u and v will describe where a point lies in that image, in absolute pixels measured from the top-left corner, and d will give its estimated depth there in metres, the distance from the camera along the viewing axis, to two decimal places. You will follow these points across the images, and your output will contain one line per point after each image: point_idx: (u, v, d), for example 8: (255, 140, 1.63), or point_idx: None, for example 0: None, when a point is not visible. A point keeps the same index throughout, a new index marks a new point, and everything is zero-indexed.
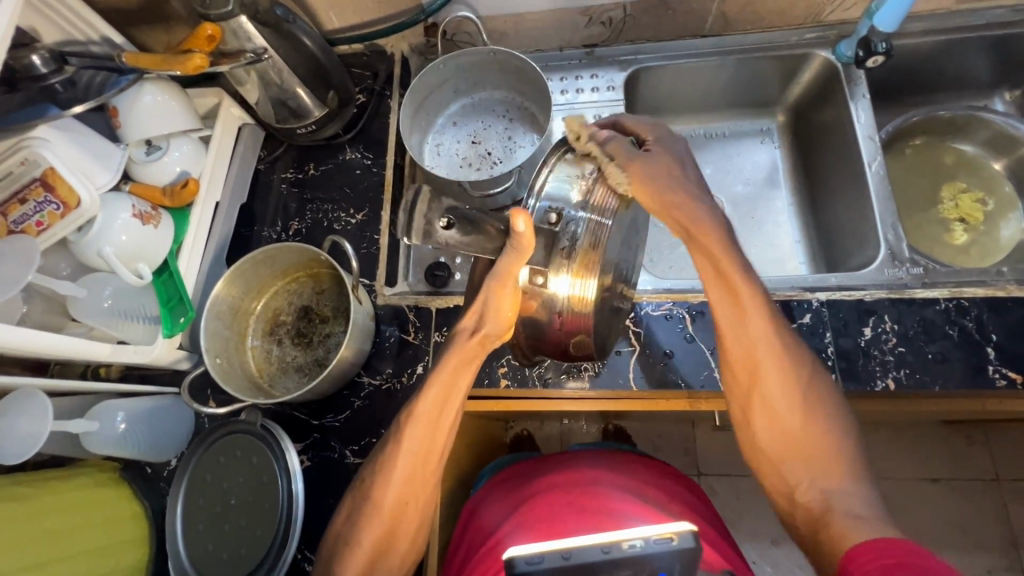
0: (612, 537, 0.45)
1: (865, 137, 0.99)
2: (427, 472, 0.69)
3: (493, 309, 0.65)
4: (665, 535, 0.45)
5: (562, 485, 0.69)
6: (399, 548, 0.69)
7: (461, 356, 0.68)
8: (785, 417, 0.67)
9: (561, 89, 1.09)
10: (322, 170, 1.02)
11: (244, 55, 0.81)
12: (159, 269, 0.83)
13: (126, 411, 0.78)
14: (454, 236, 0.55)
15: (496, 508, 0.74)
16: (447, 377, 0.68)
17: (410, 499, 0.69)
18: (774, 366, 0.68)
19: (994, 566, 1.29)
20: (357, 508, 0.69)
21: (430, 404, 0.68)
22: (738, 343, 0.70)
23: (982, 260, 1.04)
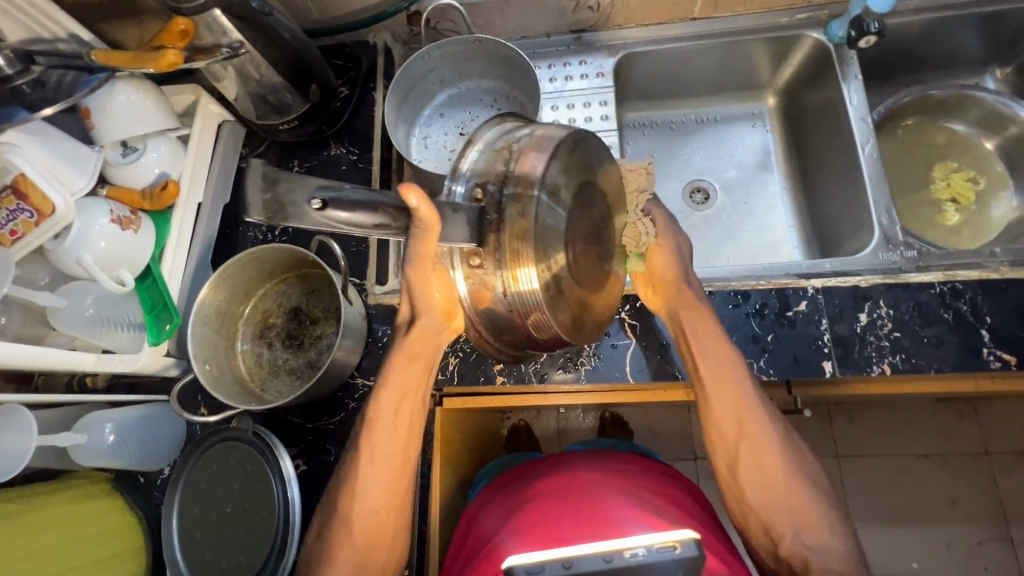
0: (614, 547, 0.47)
1: (857, 119, 0.98)
2: (394, 474, 0.69)
3: (425, 295, 0.65)
4: (669, 544, 0.47)
5: (559, 490, 0.69)
6: (377, 555, 0.69)
7: (406, 355, 0.69)
8: (772, 472, 0.68)
9: (550, 77, 1.07)
10: (307, 167, 1.00)
11: (220, 50, 0.77)
12: (141, 275, 0.81)
13: (114, 422, 0.77)
14: (333, 216, 0.46)
15: (491, 514, 0.73)
16: (397, 379, 0.69)
17: (380, 503, 0.69)
18: (760, 418, 0.69)
19: (984, 537, 1.32)
20: (333, 518, 0.69)
21: (386, 405, 0.69)
22: (725, 397, 0.70)
23: (974, 241, 1.05)
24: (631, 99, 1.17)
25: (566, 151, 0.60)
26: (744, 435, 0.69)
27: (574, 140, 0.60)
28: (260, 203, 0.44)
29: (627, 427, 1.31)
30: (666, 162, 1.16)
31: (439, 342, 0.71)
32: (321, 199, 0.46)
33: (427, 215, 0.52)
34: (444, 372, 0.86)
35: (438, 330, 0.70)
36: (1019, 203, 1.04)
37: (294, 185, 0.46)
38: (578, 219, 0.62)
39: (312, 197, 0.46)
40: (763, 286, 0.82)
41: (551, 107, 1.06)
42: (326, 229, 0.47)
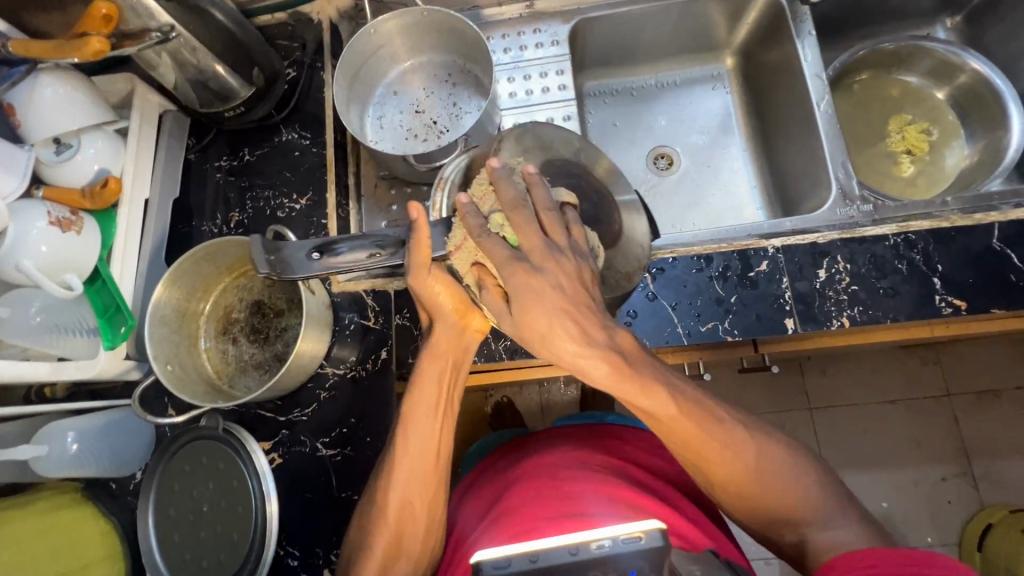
0: (580, 538, 0.44)
1: (813, 75, 0.98)
2: (428, 469, 0.68)
3: (442, 296, 0.66)
4: (634, 534, 0.44)
5: (534, 476, 0.67)
6: (411, 546, 0.67)
7: (433, 354, 0.68)
8: (761, 490, 0.63)
9: (504, 48, 1.04)
10: (258, 154, 0.96)
11: (149, 35, 0.73)
12: (90, 278, 0.77)
13: (77, 430, 0.74)
14: (329, 259, 0.60)
15: (475, 507, 0.72)
16: (426, 376, 0.68)
17: (415, 497, 0.67)
18: (717, 439, 0.62)
19: (946, 473, 1.39)
20: (368, 514, 0.68)
21: (422, 406, 0.68)
22: (681, 446, 0.62)
23: (929, 191, 1.07)
24: (590, 67, 1.16)
25: (512, 142, 0.68)
26: (705, 461, 0.62)
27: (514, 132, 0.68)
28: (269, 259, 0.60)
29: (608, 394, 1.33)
30: (630, 129, 1.16)
31: (466, 342, 0.69)
32: (316, 249, 0.60)
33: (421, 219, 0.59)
34: (415, 356, 0.84)
35: (458, 329, 0.68)
36: (971, 150, 1.06)
37: (295, 245, 0.61)
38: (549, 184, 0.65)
39: (309, 250, 0.60)
40: (724, 248, 0.83)
41: (507, 79, 1.03)
42: (328, 272, 0.60)
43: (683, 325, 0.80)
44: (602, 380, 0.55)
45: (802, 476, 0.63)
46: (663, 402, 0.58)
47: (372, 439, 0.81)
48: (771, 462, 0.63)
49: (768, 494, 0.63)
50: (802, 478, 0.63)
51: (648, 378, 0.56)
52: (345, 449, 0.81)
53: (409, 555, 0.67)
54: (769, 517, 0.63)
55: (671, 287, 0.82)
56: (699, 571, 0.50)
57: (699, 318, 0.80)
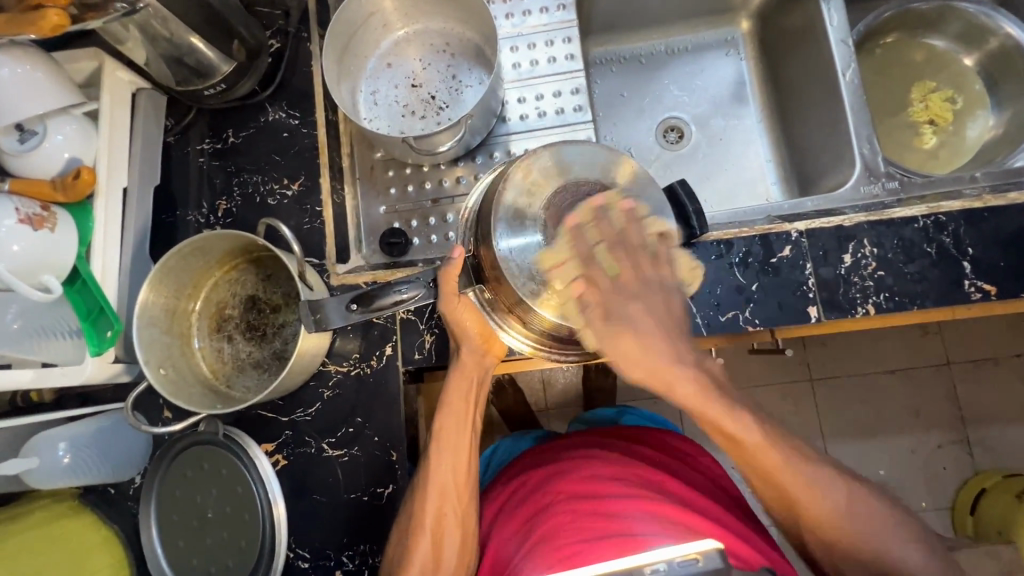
0: (632, 563, 0.42)
1: (838, 41, 0.90)
2: (460, 483, 0.68)
3: (466, 315, 0.68)
4: (690, 556, 0.41)
5: (566, 493, 0.65)
6: (448, 559, 0.66)
7: (463, 371, 0.71)
8: (849, 528, 0.62)
9: (506, 13, 0.94)
10: (243, 136, 0.89)
11: (113, 6, 0.65)
12: (70, 278, 0.72)
13: (68, 441, 0.71)
14: (364, 309, 0.64)
15: (505, 523, 0.70)
16: (454, 391, 0.71)
17: (449, 508, 0.67)
18: (789, 471, 0.63)
19: (944, 441, 1.41)
20: (402, 531, 0.67)
21: (452, 420, 0.70)
22: (754, 474, 0.64)
23: (949, 163, 1.03)
24: (596, 32, 1.08)
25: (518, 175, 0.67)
26: (773, 478, 0.63)
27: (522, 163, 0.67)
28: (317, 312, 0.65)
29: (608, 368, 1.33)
30: (639, 100, 1.10)
31: (487, 364, 0.72)
32: (354, 303, 0.64)
33: (460, 258, 0.66)
34: (422, 351, 0.80)
35: (482, 354, 0.71)
36: (995, 121, 1.01)
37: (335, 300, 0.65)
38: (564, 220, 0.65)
39: (349, 304, 0.64)
40: (746, 232, 0.78)
41: (510, 48, 0.94)
42: (366, 316, 0.64)
43: (702, 315, 0.76)
44: (687, 399, 0.59)
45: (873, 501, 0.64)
46: (746, 428, 0.61)
47: (380, 438, 0.78)
48: (847, 499, 0.63)
49: (847, 520, 0.63)
50: (875, 512, 0.63)
51: (727, 402, 0.60)
52: (352, 449, 0.78)
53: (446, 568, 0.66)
54: (843, 555, 0.63)
55: None
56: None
57: (719, 307, 0.77)
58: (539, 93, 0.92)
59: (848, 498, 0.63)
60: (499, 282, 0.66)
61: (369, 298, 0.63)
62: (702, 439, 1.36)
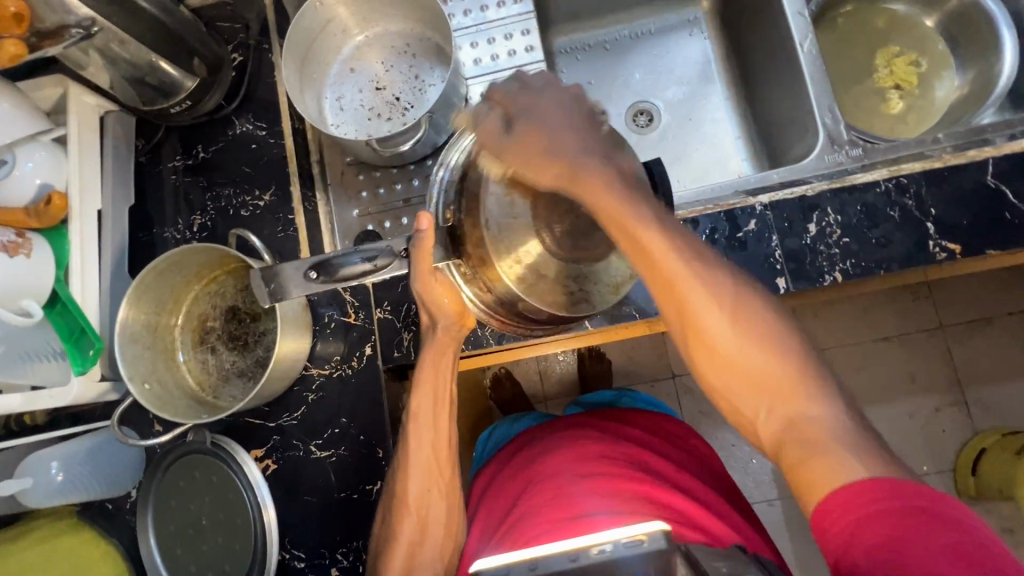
0: (580, 543, 0.43)
1: (794, 13, 0.90)
2: (442, 461, 0.69)
3: (430, 300, 0.66)
4: (636, 537, 0.43)
5: (552, 470, 0.67)
6: (434, 533, 0.68)
7: (437, 349, 0.69)
8: (758, 361, 0.52)
9: (464, 10, 0.95)
10: (213, 151, 0.90)
11: (69, 32, 0.67)
12: (50, 302, 0.73)
13: (60, 460, 0.73)
14: (325, 277, 0.60)
15: (494, 502, 0.71)
16: (429, 373, 0.69)
17: (431, 486, 0.68)
18: (698, 279, 0.53)
19: (940, 403, 1.41)
20: (388, 511, 0.69)
21: (428, 400, 0.69)
22: (643, 258, 0.54)
23: (918, 126, 1.03)
24: (558, 22, 1.09)
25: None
26: (690, 307, 0.53)
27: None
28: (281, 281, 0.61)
29: (603, 356, 1.38)
30: (606, 87, 1.11)
31: (460, 337, 0.70)
32: (315, 270, 0.61)
33: (431, 230, 0.61)
34: (401, 349, 0.81)
35: (456, 329, 0.69)
36: (961, 81, 1.02)
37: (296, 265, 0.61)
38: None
39: (309, 270, 0.61)
40: (711, 210, 0.79)
41: (470, 45, 0.95)
42: (329, 285, 0.60)
43: None
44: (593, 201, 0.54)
45: (780, 332, 0.53)
46: (647, 231, 0.53)
47: (366, 437, 0.80)
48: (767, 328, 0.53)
49: (761, 372, 0.52)
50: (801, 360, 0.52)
51: (639, 216, 0.53)
52: (339, 449, 0.80)
53: (434, 541, 0.68)
54: (759, 398, 0.52)
55: None
56: (724, 565, 0.50)
57: None
58: None
59: (768, 335, 0.53)
60: (483, 262, 0.62)
61: (335, 268, 0.60)
62: (700, 418, 1.38)
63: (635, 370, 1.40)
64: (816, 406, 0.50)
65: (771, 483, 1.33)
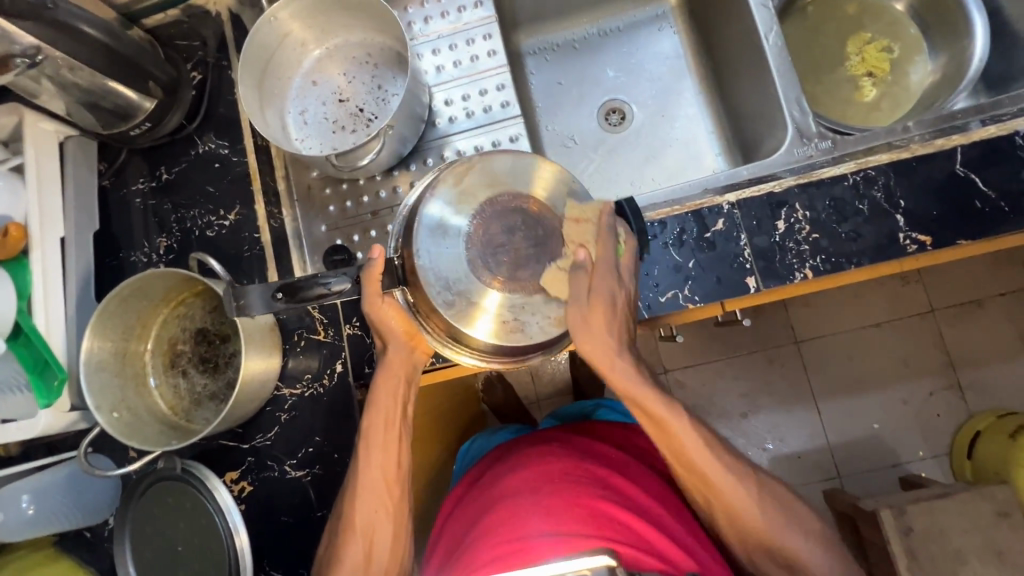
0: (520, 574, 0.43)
1: (759, 5, 0.89)
2: (392, 483, 0.69)
3: (382, 325, 0.67)
4: None
5: (515, 489, 0.68)
6: (380, 553, 0.68)
7: (390, 374, 0.69)
8: (778, 539, 0.67)
9: (425, 16, 0.94)
10: (176, 172, 0.89)
11: (14, 62, 0.66)
12: (13, 334, 0.73)
13: (31, 492, 0.75)
14: (292, 298, 0.61)
15: (456, 520, 0.72)
16: (381, 397, 0.68)
17: (378, 508, 0.68)
18: (724, 472, 0.67)
19: (934, 388, 1.40)
20: (335, 531, 0.68)
21: (381, 422, 0.68)
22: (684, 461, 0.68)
23: (893, 112, 1.02)
24: (525, 23, 1.07)
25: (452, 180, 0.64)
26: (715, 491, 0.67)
27: (458, 168, 0.64)
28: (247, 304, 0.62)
29: None
30: (577, 87, 1.09)
31: (414, 361, 0.69)
32: (281, 292, 0.61)
33: (381, 257, 0.62)
34: (371, 365, 0.80)
35: (408, 352, 0.69)
36: (935, 65, 1.00)
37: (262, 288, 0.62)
38: (498, 233, 0.63)
39: (276, 292, 0.61)
40: (678, 211, 0.78)
41: (432, 52, 0.93)
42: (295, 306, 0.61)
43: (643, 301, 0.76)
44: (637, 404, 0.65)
45: (789, 512, 0.68)
46: (691, 440, 0.67)
47: (340, 454, 0.79)
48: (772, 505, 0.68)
49: (776, 542, 0.67)
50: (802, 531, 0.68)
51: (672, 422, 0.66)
52: (314, 468, 0.79)
53: (380, 562, 0.68)
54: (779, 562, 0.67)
55: None
56: None
57: (658, 288, 0.77)
58: (467, 92, 0.92)
59: (771, 512, 0.68)
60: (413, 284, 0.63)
61: (297, 289, 0.60)
62: None
63: None
64: (814, 557, 0.66)
65: None
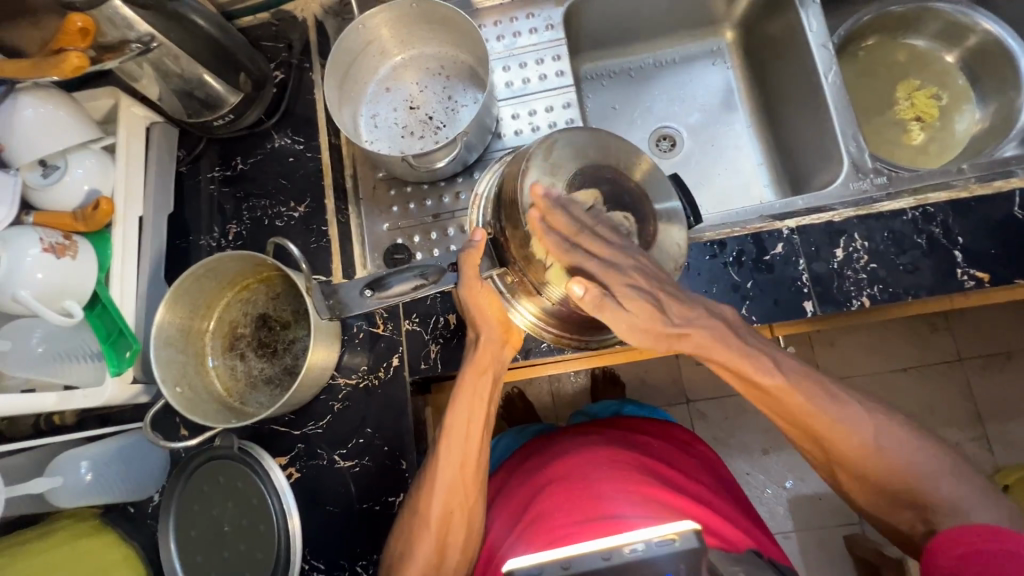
0: (613, 543, 0.45)
1: (818, 45, 0.94)
2: (467, 479, 0.69)
3: (479, 312, 0.71)
4: (667, 536, 0.45)
5: (585, 468, 0.69)
6: (450, 556, 0.68)
7: (476, 368, 0.71)
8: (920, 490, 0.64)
9: (498, 35, 1.00)
10: (251, 163, 0.93)
11: (129, 47, 0.71)
12: (90, 303, 0.75)
13: (90, 459, 0.75)
14: (379, 293, 0.67)
15: (512, 499, 0.73)
16: (467, 391, 0.71)
17: (455, 504, 0.68)
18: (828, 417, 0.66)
19: (962, 438, 1.39)
20: (407, 524, 0.68)
21: (459, 417, 0.70)
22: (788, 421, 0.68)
23: (940, 157, 1.05)
24: (585, 49, 1.13)
25: (542, 155, 0.67)
26: (820, 444, 0.67)
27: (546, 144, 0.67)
28: (342, 297, 0.69)
29: (617, 379, 1.37)
30: (630, 111, 1.13)
31: (503, 357, 0.74)
32: (368, 288, 0.68)
33: (482, 242, 0.67)
34: (427, 361, 0.82)
35: (498, 346, 0.73)
36: (982, 114, 1.03)
37: (351, 283, 0.69)
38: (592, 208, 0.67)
39: (363, 288, 0.68)
40: (738, 232, 0.80)
41: (502, 68, 0.99)
42: (378, 305, 0.68)
43: None
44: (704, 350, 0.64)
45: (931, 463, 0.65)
46: (772, 377, 0.65)
47: (390, 447, 0.80)
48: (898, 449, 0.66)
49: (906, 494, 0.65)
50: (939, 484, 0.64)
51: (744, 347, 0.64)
52: (363, 459, 0.80)
53: (450, 562, 0.68)
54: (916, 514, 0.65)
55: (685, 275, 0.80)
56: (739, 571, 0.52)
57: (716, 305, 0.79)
58: (532, 109, 0.96)
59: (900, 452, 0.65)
60: (529, 261, 0.66)
61: (383, 282, 0.67)
62: (716, 445, 1.36)
63: (650, 394, 1.39)
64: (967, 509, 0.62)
65: (786, 515, 1.32)
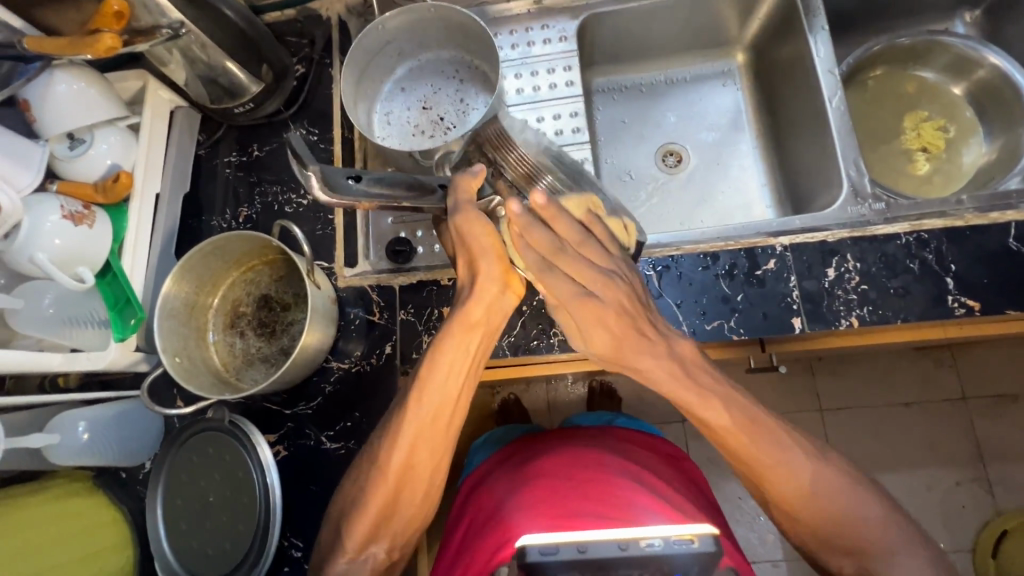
0: (630, 535, 0.50)
1: (825, 71, 0.96)
2: (438, 432, 0.68)
3: (476, 246, 0.64)
4: (686, 537, 0.50)
5: (599, 466, 0.71)
6: (404, 508, 0.69)
7: (464, 323, 0.66)
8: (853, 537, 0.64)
9: (513, 44, 1.04)
10: (266, 150, 0.97)
11: (160, 32, 0.75)
12: (101, 271, 0.78)
13: (87, 420, 0.77)
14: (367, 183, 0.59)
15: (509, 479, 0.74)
16: (452, 343, 0.66)
17: (420, 461, 0.68)
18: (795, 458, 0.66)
19: (961, 478, 1.36)
20: (368, 475, 0.69)
21: (443, 372, 0.67)
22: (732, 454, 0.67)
23: (944, 188, 1.05)
24: (598, 63, 1.16)
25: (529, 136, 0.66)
26: (764, 479, 0.66)
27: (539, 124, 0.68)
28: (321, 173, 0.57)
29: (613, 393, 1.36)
30: (639, 126, 1.15)
31: (502, 304, 0.67)
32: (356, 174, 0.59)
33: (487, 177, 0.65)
34: (419, 351, 0.84)
35: (499, 293, 0.66)
36: (989, 148, 1.04)
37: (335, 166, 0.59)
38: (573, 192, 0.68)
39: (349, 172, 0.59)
40: (732, 246, 0.81)
41: (514, 76, 1.03)
42: (365, 197, 0.59)
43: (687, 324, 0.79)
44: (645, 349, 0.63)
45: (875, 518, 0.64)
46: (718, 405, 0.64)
47: None
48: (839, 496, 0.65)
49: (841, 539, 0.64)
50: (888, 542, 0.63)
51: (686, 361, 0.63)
52: (349, 442, 0.81)
53: (403, 515, 0.70)
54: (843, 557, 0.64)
55: (675, 285, 0.81)
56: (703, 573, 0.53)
57: (705, 316, 0.80)
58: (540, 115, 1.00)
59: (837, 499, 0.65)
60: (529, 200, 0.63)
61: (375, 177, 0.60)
62: (708, 465, 1.35)
63: (645, 409, 1.39)
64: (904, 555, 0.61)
65: (775, 543, 1.30)
